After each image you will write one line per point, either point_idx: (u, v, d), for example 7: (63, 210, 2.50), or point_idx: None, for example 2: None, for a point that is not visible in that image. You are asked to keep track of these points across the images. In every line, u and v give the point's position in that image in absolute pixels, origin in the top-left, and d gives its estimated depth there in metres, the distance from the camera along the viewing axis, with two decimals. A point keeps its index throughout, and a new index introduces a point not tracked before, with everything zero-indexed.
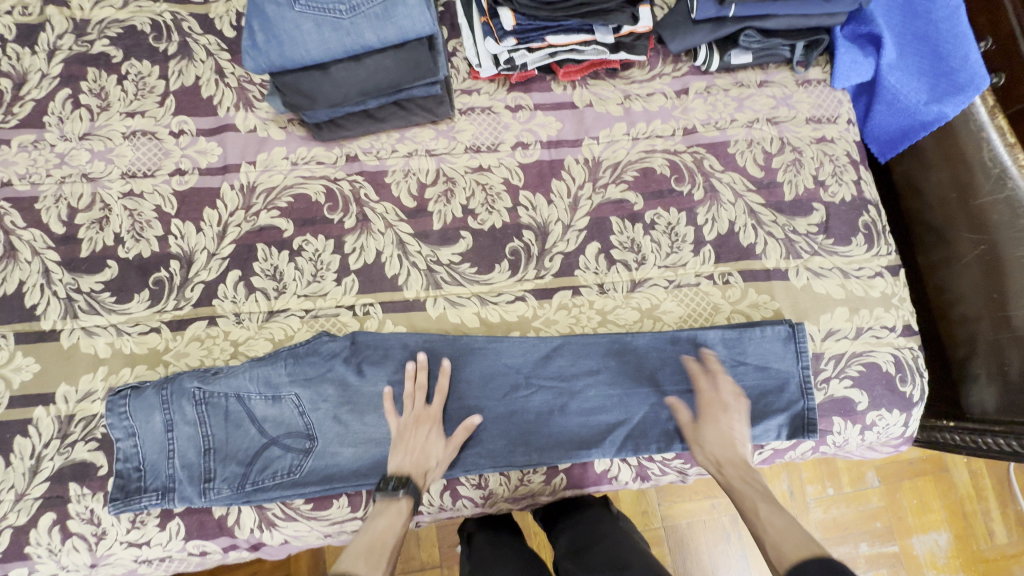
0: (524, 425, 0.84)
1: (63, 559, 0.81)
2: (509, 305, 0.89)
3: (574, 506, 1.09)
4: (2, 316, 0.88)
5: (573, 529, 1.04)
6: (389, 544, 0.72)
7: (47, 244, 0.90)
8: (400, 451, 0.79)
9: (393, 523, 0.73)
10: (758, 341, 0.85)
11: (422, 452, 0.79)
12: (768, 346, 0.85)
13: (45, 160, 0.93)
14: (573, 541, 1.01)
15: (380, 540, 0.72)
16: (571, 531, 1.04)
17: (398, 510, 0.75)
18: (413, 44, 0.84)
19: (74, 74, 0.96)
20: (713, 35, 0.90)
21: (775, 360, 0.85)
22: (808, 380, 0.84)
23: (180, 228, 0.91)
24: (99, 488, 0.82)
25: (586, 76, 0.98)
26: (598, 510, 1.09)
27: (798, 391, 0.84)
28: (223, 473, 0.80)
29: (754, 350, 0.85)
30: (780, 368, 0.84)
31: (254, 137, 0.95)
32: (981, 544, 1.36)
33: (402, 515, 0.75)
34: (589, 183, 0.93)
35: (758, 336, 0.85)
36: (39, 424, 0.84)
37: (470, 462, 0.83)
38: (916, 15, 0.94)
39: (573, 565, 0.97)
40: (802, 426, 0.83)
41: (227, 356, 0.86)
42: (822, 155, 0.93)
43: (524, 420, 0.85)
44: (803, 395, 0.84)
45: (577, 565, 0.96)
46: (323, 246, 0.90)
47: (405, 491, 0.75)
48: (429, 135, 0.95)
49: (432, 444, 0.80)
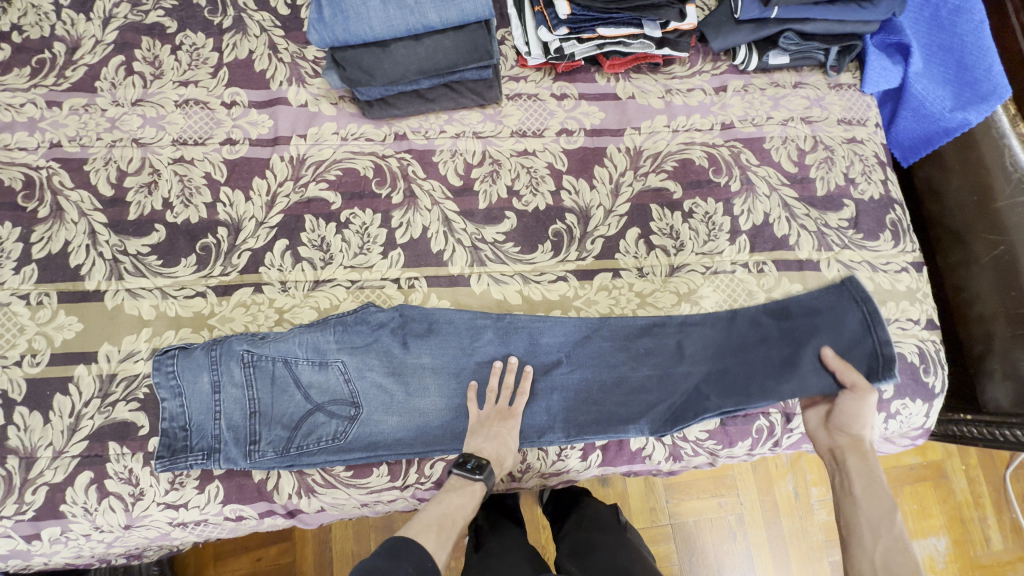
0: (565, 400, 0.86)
1: (98, 519, 0.81)
2: (551, 285, 0.91)
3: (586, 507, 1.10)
4: (46, 275, 0.88)
5: (586, 530, 1.05)
6: (457, 525, 0.75)
7: (94, 206, 0.91)
8: (481, 435, 0.81)
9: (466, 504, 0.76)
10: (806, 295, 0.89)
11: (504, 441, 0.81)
12: (815, 300, 0.88)
13: (96, 124, 0.94)
14: (583, 542, 1.02)
15: (451, 517, 0.75)
16: (582, 533, 1.04)
17: (477, 492, 0.77)
18: (472, 27, 0.88)
19: (128, 41, 0.98)
20: (754, 36, 0.95)
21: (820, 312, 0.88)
22: (875, 314, 0.85)
23: (229, 196, 0.92)
24: (139, 448, 0.82)
25: (629, 70, 1.02)
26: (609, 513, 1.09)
27: (867, 329, 0.84)
28: (268, 436, 0.81)
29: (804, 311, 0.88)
30: (826, 316, 0.87)
31: (305, 112, 0.97)
32: (979, 550, 1.39)
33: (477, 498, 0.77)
34: (631, 171, 0.96)
35: (805, 296, 0.89)
36: (80, 382, 0.84)
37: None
38: (942, 28, 1.00)
39: (578, 566, 0.97)
40: (881, 367, 0.81)
41: (271, 322, 0.87)
42: (852, 155, 0.98)
43: (565, 395, 0.87)
44: (873, 331, 0.84)
45: (581, 566, 0.96)
46: (370, 220, 0.92)
47: (481, 476, 0.76)
48: (476, 118, 0.98)
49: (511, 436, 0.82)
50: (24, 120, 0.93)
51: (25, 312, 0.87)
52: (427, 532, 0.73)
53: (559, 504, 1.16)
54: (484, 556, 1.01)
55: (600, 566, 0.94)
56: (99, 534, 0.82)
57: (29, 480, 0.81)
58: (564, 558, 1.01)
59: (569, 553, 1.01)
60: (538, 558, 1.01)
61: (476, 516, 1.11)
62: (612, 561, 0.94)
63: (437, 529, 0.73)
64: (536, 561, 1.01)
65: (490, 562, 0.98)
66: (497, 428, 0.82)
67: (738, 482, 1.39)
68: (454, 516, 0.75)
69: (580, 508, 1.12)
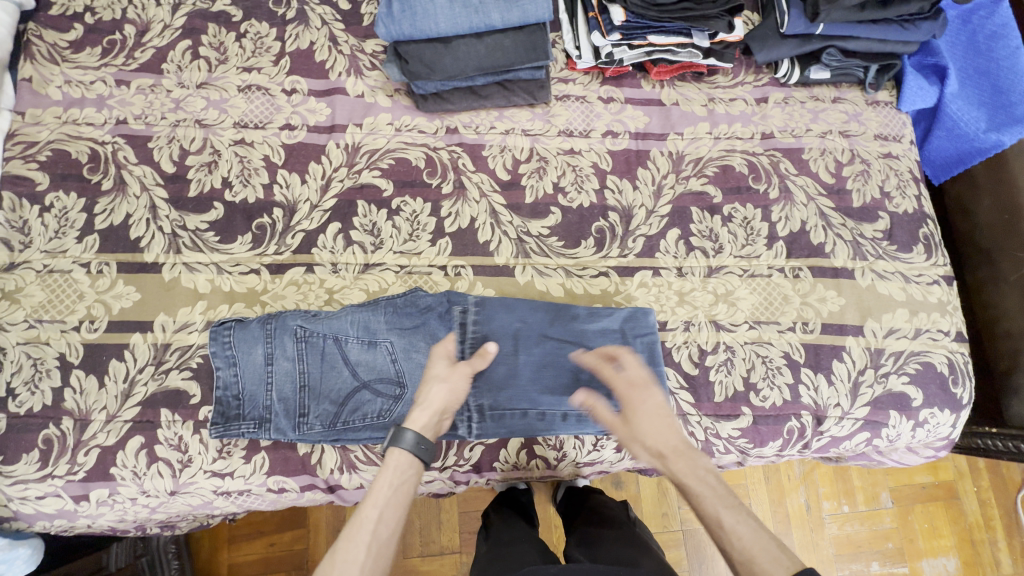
0: (513, 371, 0.85)
1: (146, 484, 0.83)
2: (593, 279, 0.93)
3: (602, 506, 1.11)
4: (107, 245, 0.91)
5: (598, 527, 1.04)
6: (370, 517, 0.67)
7: (157, 181, 0.94)
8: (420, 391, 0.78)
9: (375, 494, 0.70)
10: (506, 309, 0.87)
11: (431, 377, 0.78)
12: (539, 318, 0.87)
13: (161, 104, 0.98)
14: (594, 535, 1.01)
15: (360, 522, 0.67)
16: (595, 528, 1.03)
17: (392, 471, 0.72)
18: (531, 28, 0.94)
19: (195, 27, 1.02)
20: (798, 50, 0.99)
21: (540, 329, 0.87)
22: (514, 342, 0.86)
23: (286, 178, 0.95)
24: (190, 416, 0.85)
25: (674, 78, 1.05)
26: (621, 512, 1.10)
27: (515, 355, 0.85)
28: (316, 410, 0.83)
29: (558, 327, 0.87)
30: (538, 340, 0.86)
31: (362, 102, 1.00)
32: (988, 572, 1.40)
33: (391, 479, 0.71)
34: (673, 174, 0.99)
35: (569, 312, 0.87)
36: (135, 350, 0.87)
37: (505, 419, 0.84)
38: (978, 52, 1.04)
39: (587, 556, 0.95)
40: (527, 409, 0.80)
41: (322, 302, 0.90)
42: (888, 169, 1.01)
43: (528, 371, 0.85)
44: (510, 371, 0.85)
45: (590, 556, 0.95)
46: (420, 208, 0.95)
47: (390, 443, 0.73)
48: (525, 116, 1.01)
49: (436, 362, 0.79)
50: (93, 97, 0.97)
51: (85, 280, 0.90)
52: (335, 554, 0.64)
53: (574, 502, 1.17)
54: (497, 544, 1.01)
55: (609, 557, 0.92)
56: (145, 498, 0.85)
57: (82, 442, 0.83)
58: (574, 549, 1.01)
59: (579, 544, 1.00)
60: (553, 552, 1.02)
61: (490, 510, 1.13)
62: (621, 551, 0.92)
63: (347, 544, 0.65)
64: (547, 551, 1.00)
65: (504, 549, 0.98)
66: (427, 373, 0.79)
67: (750, 492, 1.39)
68: (364, 517, 0.67)
69: (595, 504, 1.12)
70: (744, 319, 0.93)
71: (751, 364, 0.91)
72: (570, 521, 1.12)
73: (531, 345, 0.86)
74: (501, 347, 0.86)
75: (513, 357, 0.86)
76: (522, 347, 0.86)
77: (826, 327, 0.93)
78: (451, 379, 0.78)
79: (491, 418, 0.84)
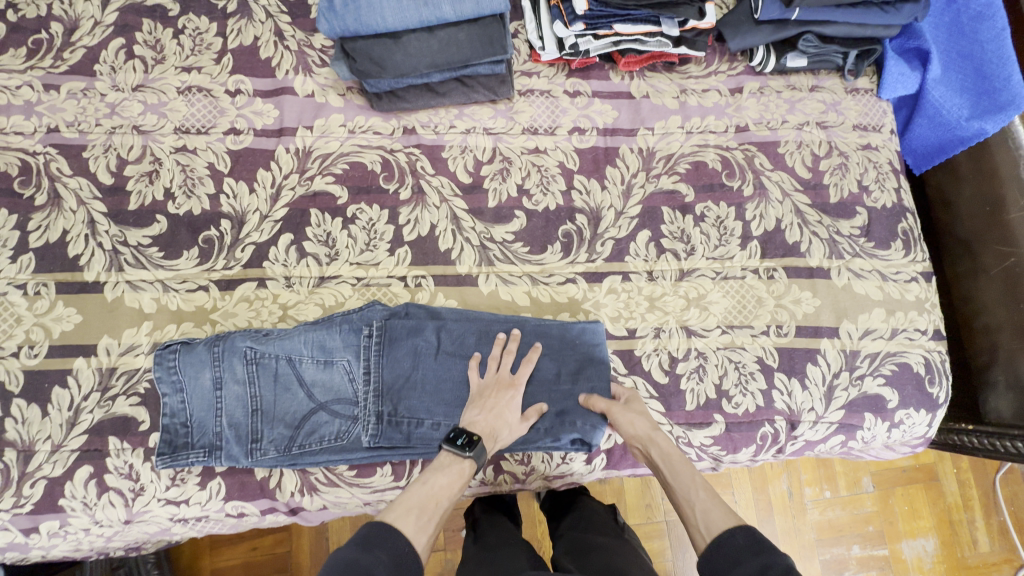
0: (411, 385, 0.81)
1: (97, 514, 0.79)
2: (560, 286, 0.90)
3: (581, 508, 1.10)
4: (44, 264, 0.86)
5: (584, 531, 1.01)
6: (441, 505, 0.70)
7: (94, 194, 0.88)
8: (476, 406, 0.78)
9: (452, 485, 0.72)
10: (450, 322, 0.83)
11: (498, 412, 0.77)
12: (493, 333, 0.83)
13: (95, 109, 0.91)
14: (579, 542, 0.98)
15: (434, 501, 0.69)
16: (581, 535, 1.00)
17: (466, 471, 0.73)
18: (487, 20, 0.88)
19: (129, 24, 0.95)
20: (773, 37, 0.94)
21: (464, 349, 0.83)
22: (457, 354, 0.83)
23: (233, 188, 0.90)
24: (139, 443, 0.81)
25: (644, 68, 1.00)
26: (603, 514, 1.08)
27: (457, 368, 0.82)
28: (270, 435, 0.79)
29: (479, 347, 0.83)
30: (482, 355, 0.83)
31: (312, 103, 0.94)
32: (966, 551, 1.41)
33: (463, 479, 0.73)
34: (643, 172, 0.94)
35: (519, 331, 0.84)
36: (79, 375, 0.82)
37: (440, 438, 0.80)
38: (962, 34, 0.99)
39: (574, 565, 0.92)
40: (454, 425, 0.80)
41: (275, 318, 0.86)
42: (866, 161, 0.97)
43: (447, 390, 0.82)
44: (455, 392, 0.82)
45: (577, 565, 0.91)
46: (377, 216, 0.90)
47: (471, 454, 0.72)
48: (487, 114, 0.96)
49: (509, 409, 0.78)
50: (21, 103, 0.90)
51: (22, 303, 0.84)
52: (406, 518, 0.66)
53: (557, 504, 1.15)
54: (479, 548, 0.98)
55: (596, 564, 0.88)
56: (99, 528, 0.81)
57: (27, 474, 0.79)
58: (559, 556, 0.97)
59: (567, 551, 0.96)
60: (537, 558, 0.98)
61: (473, 508, 1.11)
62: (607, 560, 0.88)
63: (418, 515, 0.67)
64: (533, 558, 0.97)
65: (485, 554, 0.95)
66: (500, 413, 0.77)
67: (733, 481, 1.38)
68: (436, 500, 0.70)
69: (580, 508, 1.10)
70: (716, 324, 0.90)
71: (724, 370, 0.88)
72: (555, 524, 1.10)
73: (430, 360, 0.82)
74: (399, 363, 0.81)
75: (410, 372, 0.82)
76: (419, 362, 0.82)
77: (801, 330, 0.90)
78: (506, 424, 0.77)
79: (388, 424, 0.80)
